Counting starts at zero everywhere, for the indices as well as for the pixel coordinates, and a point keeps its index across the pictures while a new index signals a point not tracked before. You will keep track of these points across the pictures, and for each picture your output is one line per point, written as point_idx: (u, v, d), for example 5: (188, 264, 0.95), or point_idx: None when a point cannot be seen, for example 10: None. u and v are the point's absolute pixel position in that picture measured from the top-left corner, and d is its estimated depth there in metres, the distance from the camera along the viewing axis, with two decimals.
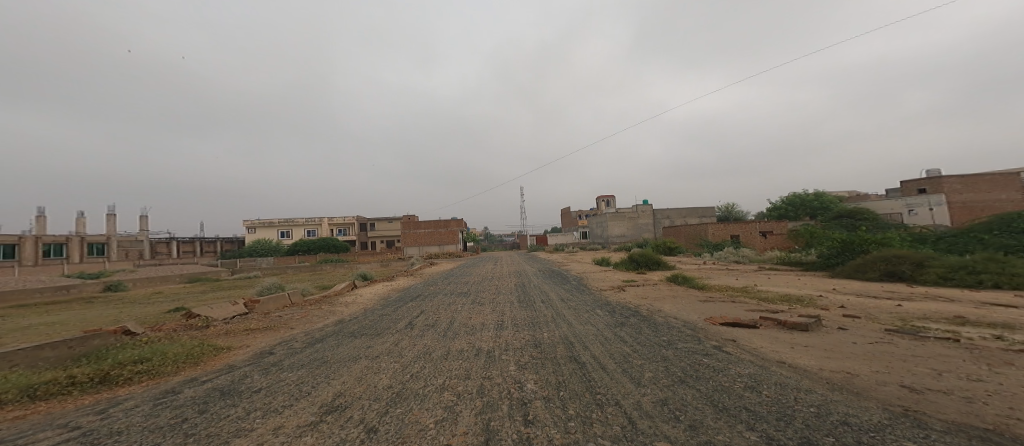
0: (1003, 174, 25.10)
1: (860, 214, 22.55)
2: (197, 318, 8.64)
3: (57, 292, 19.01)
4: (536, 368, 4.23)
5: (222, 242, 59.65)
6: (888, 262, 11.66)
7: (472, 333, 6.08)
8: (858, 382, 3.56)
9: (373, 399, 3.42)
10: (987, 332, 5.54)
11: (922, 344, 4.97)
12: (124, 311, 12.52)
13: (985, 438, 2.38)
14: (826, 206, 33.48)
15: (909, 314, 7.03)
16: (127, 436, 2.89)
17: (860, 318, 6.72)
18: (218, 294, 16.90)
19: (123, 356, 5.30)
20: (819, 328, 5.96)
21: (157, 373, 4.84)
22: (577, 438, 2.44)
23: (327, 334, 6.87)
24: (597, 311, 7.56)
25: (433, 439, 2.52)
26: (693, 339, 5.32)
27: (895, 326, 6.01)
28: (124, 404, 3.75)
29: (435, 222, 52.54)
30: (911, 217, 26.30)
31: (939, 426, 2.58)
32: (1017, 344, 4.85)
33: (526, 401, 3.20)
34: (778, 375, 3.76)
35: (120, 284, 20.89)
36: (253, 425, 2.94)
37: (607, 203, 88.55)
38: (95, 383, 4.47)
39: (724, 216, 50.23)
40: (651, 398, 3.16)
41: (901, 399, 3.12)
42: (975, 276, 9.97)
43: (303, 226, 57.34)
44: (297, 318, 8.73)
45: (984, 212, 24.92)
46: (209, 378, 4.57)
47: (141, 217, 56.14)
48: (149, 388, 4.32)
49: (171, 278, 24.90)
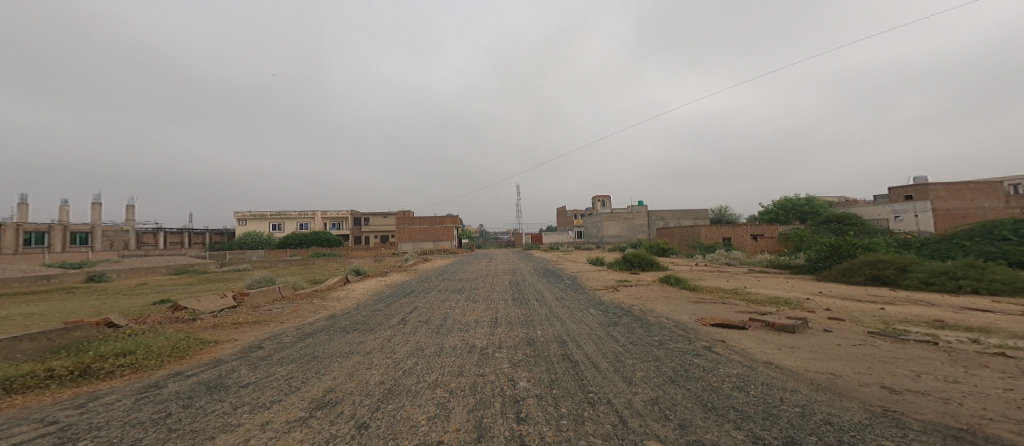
0: (986, 183, 25.79)
1: (848, 219, 23.00)
2: (184, 311, 8.52)
3: (37, 281, 18.63)
4: (529, 366, 4.25)
5: (212, 233, 58.85)
6: (873, 266, 11.93)
7: (465, 330, 6.08)
8: (841, 383, 3.64)
9: (364, 395, 3.41)
10: (964, 336, 5.71)
11: (904, 346, 5.11)
12: (109, 302, 12.31)
13: (959, 438, 2.45)
14: (816, 211, 34.09)
15: (891, 317, 7.20)
16: (108, 431, 2.84)
17: (844, 320, 6.87)
18: (205, 286, 16.62)
19: (105, 349, 5.20)
20: (805, 329, 6.08)
21: (140, 367, 4.74)
22: (568, 436, 2.46)
23: (319, 329, 6.80)
24: (592, 311, 7.59)
25: (424, 436, 2.52)
26: (685, 339, 5.37)
27: (877, 329, 6.16)
28: (105, 398, 3.68)
29: (430, 219, 52.48)
30: (897, 223, 26.73)
31: (916, 425, 2.65)
32: (994, 347, 4.99)
33: (518, 398, 3.22)
34: (765, 375, 3.83)
35: (104, 275, 20.56)
36: (239, 421, 2.91)
37: (603, 204, 88.87)
38: (75, 376, 4.38)
39: (718, 218, 51.16)
40: (643, 397, 3.19)
41: (881, 399, 3.20)
42: (956, 282, 10.23)
43: (296, 219, 56.68)
44: (288, 313, 8.64)
45: (967, 220, 25.51)
46: (194, 372, 4.50)
47: (128, 207, 55.32)
48: (134, 381, 4.25)
49: (157, 270, 24.50)
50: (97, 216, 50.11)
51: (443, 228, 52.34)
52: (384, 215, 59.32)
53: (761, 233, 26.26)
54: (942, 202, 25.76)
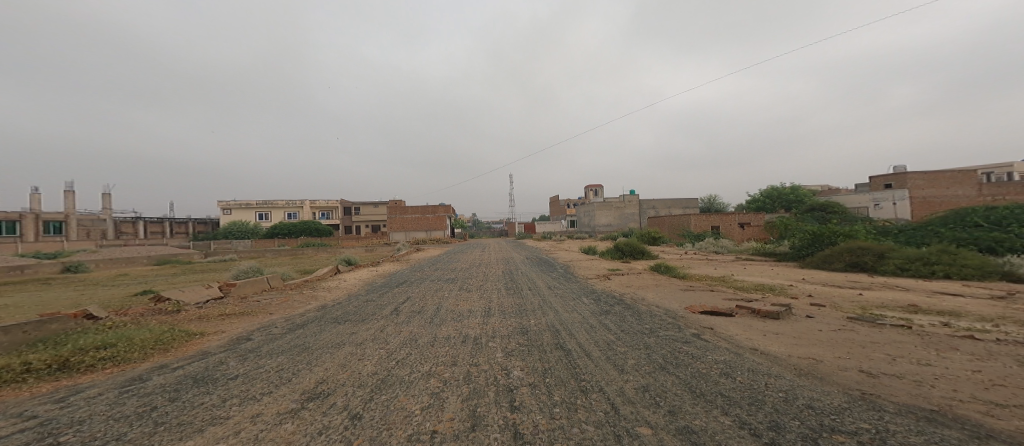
0: (961, 171, 26.46)
1: (831, 207, 23.54)
2: (167, 302, 8.35)
3: (10, 273, 17.96)
4: (522, 355, 4.30)
5: (194, 222, 57.21)
6: (853, 254, 12.33)
7: (459, 320, 6.11)
8: (822, 368, 3.78)
9: (357, 385, 3.41)
10: (937, 319, 5.98)
11: (881, 331, 5.32)
12: (86, 294, 11.90)
13: (931, 418, 2.58)
14: (801, 199, 35.06)
15: (869, 302, 7.50)
16: (90, 426, 2.79)
17: (825, 306, 7.14)
18: (190, 277, 16.21)
19: (85, 342, 5.07)
20: (789, 316, 6.28)
21: (122, 360, 4.65)
22: (562, 423, 2.52)
23: (309, 320, 6.74)
24: (584, 299, 7.70)
25: (419, 425, 2.54)
26: (674, 327, 5.51)
27: (856, 314, 6.42)
28: (87, 392, 3.61)
29: (423, 208, 52.17)
30: (876, 211, 27.70)
31: (892, 408, 2.77)
32: (963, 331, 5.24)
33: (512, 387, 3.26)
34: (750, 362, 3.95)
35: (81, 265, 19.91)
36: (228, 413, 2.88)
37: (595, 193, 89.76)
38: (53, 370, 4.28)
39: (707, 208, 52.41)
40: (634, 385, 3.27)
41: (859, 383, 3.34)
42: (930, 267, 10.63)
43: (282, 209, 55.55)
44: (276, 304, 8.54)
45: (942, 207, 26.44)
46: (179, 365, 4.43)
47: (104, 196, 53.55)
48: (115, 375, 4.17)
49: (137, 260, 23.80)
50: (71, 206, 48.23)
51: (434, 217, 51.93)
52: (374, 204, 58.76)
53: (748, 221, 26.71)
54: (918, 190, 26.70)
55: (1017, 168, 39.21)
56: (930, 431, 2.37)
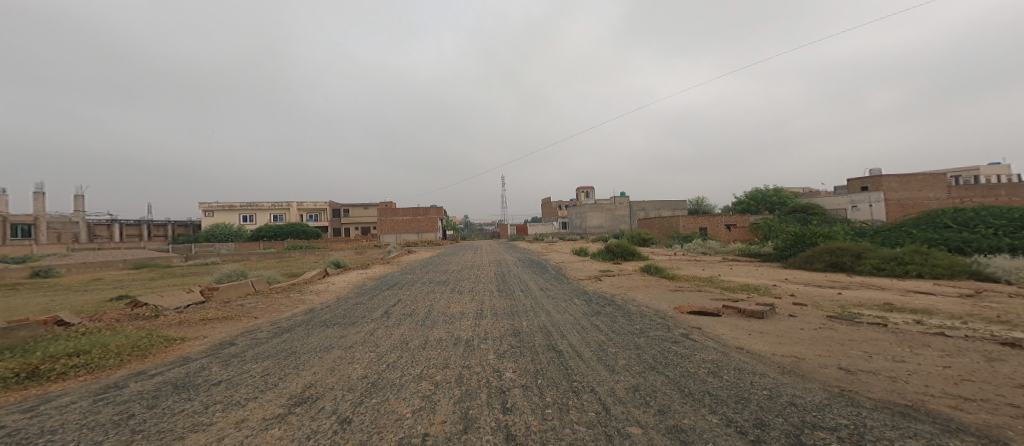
0: (932, 174, 27.56)
1: (812, 209, 24.28)
2: (145, 307, 8.03)
3: None
4: (515, 356, 4.30)
5: (175, 225, 55.52)
6: (832, 254, 12.73)
7: (450, 322, 6.07)
8: (804, 365, 3.88)
9: (346, 389, 3.34)
10: (911, 317, 6.21)
11: (859, 329, 5.48)
12: (56, 300, 11.37)
13: (905, 413, 2.67)
14: (784, 201, 36.04)
15: (848, 301, 7.73)
16: (62, 435, 2.67)
17: (807, 305, 7.33)
18: (169, 282, 15.59)
19: (57, 349, 4.84)
20: (773, 315, 6.44)
21: (96, 367, 4.46)
22: (554, 425, 2.52)
23: (296, 324, 6.58)
24: (575, 301, 7.74)
25: (410, 429, 2.51)
26: (663, 327, 5.58)
27: (835, 312, 6.60)
28: (59, 401, 3.44)
29: (413, 209, 51.68)
30: (854, 212, 29.00)
31: (869, 403, 2.86)
32: (935, 328, 5.44)
33: (504, 389, 3.25)
34: (737, 361, 4.02)
35: (53, 271, 19.13)
36: (210, 419, 2.80)
37: (587, 195, 90.61)
38: (21, 379, 4.07)
39: (696, 209, 53.60)
40: (625, 385, 3.31)
41: (839, 379, 3.45)
42: (903, 267, 11.01)
43: (268, 211, 54.28)
44: (261, 308, 8.32)
45: (915, 209, 27.52)
46: (158, 371, 4.27)
47: (78, 197, 51.47)
48: (89, 382, 4.00)
49: (113, 265, 22.94)
50: (42, 208, 46.25)
51: (427, 219, 51.69)
52: (364, 206, 57.99)
53: (734, 222, 27.32)
54: (893, 193, 27.71)
55: (983, 171, 41.62)
56: (904, 426, 2.45)
